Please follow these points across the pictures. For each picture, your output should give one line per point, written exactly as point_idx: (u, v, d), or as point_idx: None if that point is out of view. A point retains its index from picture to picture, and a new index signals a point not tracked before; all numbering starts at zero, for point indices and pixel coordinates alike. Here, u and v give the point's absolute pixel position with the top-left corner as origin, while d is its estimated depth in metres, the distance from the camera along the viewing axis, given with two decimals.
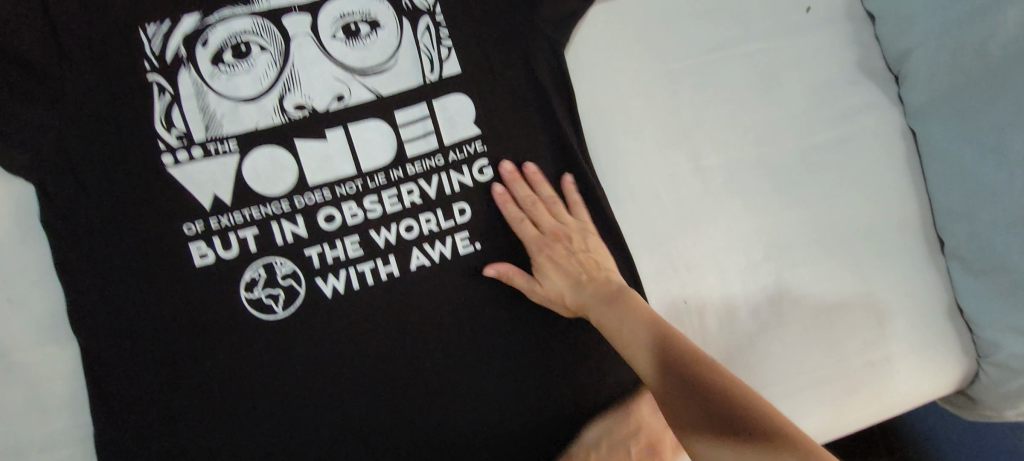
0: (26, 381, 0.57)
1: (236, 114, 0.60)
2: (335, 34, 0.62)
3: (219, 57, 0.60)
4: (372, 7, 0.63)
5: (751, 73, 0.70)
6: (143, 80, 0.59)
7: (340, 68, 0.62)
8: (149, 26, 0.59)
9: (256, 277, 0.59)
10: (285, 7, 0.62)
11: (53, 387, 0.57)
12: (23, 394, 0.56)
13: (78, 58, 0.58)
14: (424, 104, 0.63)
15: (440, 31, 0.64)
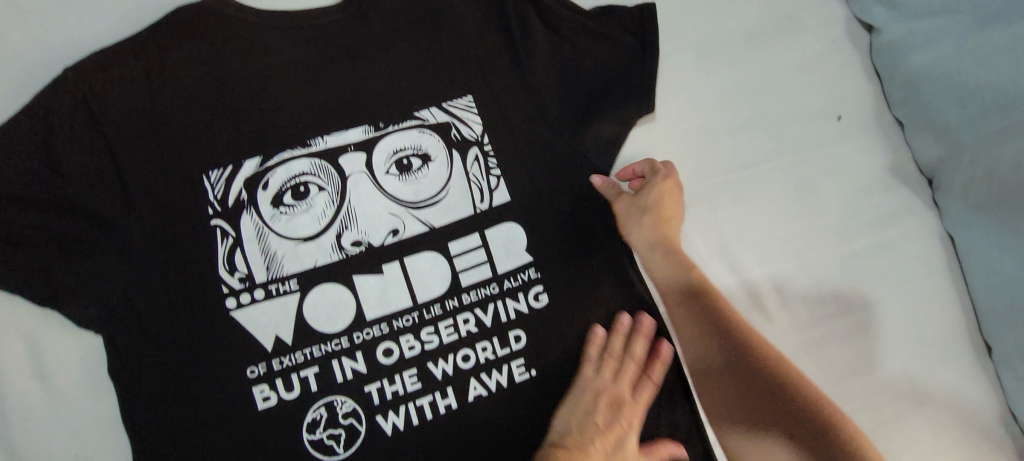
0: None
1: (297, 254, 0.62)
2: (389, 169, 0.65)
3: (279, 198, 0.62)
4: (423, 140, 0.66)
5: (786, 185, 0.73)
6: (206, 226, 0.60)
7: (394, 202, 0.64)
8: (211, 172, 0.61)
9: (317, 417, 0.59)
10: (341, 146, 0.64)
11: None
12: None
13: (142, 208, 0.59)
14: (477, 233, 0.66)
15: (489, 161, 0.67)
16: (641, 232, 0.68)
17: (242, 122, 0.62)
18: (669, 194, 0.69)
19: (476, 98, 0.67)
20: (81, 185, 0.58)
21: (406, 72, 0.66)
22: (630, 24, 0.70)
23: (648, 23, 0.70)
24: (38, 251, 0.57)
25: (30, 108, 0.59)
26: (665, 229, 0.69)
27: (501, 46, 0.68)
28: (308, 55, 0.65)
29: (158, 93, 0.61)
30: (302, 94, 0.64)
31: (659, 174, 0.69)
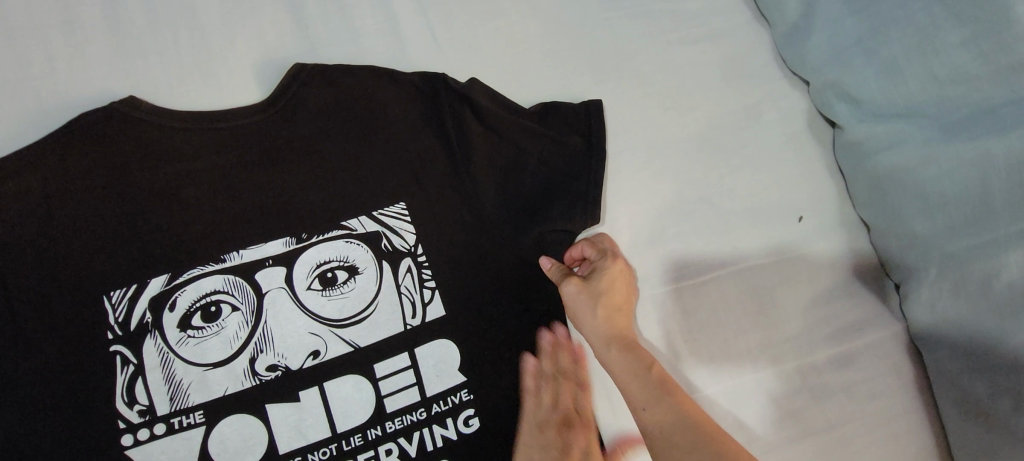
0: None
1: (204, 381, 0.57)
2: (311, 283, 0.60)
3: (188, 319, 0.57)
4: (350, 251, 0.61)
5: (746, 292, 0.67)
6: (104, 353, 0.55)
7: (315, 320, 0.60)
8: (113, 292, 0.56)
9: None
10: (259, 260, 0.59)
11: None
12: None
13: (34, 335, 0.55)
14: (406, 353, 0.60)
15: (422, 272, 0.62)
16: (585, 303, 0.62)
17: (149, 237, 0.58)
18: (620, 279, 0.64)
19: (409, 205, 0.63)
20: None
21: (332, 177, 0.62)
22: (575, 124, 0.66)
23: (592, 124, 0.66)
24: None
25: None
26: (615, 311, 0.63)
27: (435, 147, 0.64)
28: (227, 160, 0.61)
29: (58, 207, 0.57)
30: (219, 203, 0.60)
31: (609, 256, 0.64)
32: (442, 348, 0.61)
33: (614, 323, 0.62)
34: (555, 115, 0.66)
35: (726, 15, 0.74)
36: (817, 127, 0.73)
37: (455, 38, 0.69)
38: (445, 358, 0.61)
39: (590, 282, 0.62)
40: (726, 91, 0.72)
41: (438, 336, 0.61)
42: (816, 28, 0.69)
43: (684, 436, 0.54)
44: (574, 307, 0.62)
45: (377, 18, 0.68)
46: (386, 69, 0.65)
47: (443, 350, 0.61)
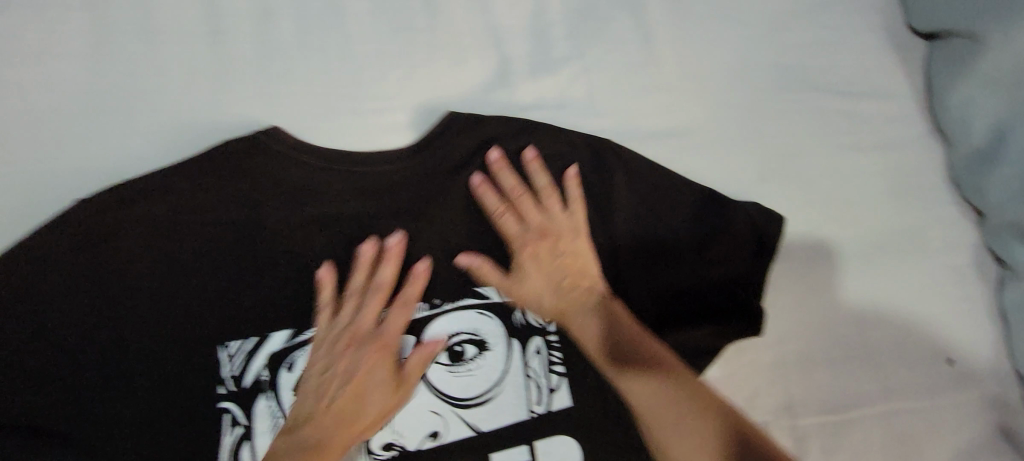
0: None
1: (316, 454, 0.53)
2: (437, 357, 0.56)
3: (307, 383, 0.54)
4: (480, 324, 0.57)
5: (886, 436, 0.61)
6: (212, 408, 0.52)
7: (437, 399, 0.55)
8: (231, 342, 0.53)
9: None
10: (388, 325, 0.56)
11: None
12: None
13: (142, 379, 0.51)
14: (526, 446, 0.56)
15: (551, 356, 0.57)
16: (578, 247, 0.59)
17: (273, 285, 0.54)
18: (557, 220, 0.60)
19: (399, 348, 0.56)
20: (79, 350, 0.51)
21: (472, 244, 0.58)
22: (756, 225, 0.61)
23: (777, 219, 0.61)
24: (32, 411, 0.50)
25: (24, 244, 0.52)
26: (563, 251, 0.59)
27: (581, 225, 0.60)
28: (364, 208, 0.57)
29: (182, 241, 0.54)
30: (351, 255, 0.56)
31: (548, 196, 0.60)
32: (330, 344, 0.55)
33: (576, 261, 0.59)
34: (749, 220, 0.61)
35: (907, 124, 0.67)
36: (982, 261, 0.67)
37: (617, 109, 0.63)
38: (343, 352, 0.55)
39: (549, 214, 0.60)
40: (893, 207, 0.66)
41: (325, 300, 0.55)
42: (1004, 161, 0.63)
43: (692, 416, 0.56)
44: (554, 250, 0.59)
45: (535, 73, 0.63)
46: (529, 139, 0.60)
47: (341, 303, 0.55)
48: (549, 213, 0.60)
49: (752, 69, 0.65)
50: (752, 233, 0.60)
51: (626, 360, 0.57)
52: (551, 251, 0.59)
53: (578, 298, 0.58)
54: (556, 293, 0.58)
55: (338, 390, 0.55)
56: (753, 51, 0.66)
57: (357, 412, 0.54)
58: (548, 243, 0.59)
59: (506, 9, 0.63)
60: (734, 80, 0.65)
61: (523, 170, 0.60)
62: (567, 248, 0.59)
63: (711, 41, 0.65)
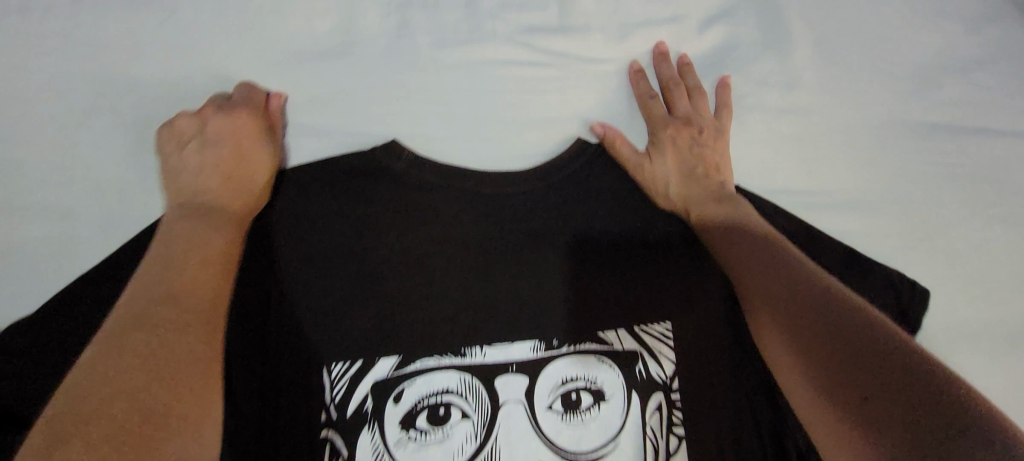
0: None
1: None
2: (551, 403, 0.51)
3: (413, 419, 0.49)
4: (599, 371, 0.53)
5: None
6: (314, 439, 0.48)
7: (550, 450, 0.51)
8: (335, 365, 0.49)
9: None
10: (502, 364, 0.51)
11: None
12: None
13: (245, 401, 0.48)
14: None
15: (673, 414, 0.53)
16: (716, 149, 0.58)
17: (386, 303, 0.51)
18: (705, 127, 0.58)
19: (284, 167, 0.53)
20: None
21: (595, 284, 0.54)
22: (902, 293, 0.56)
23: (922, 288, 0.56)
24: None
25: (137, 247, 0.49)
26: (702, 157, 0.58)
27: (711, 271, 0.55)
28: (486, 234, 0.53)
29: (294, 245, 0.51)
30: (470, 280, 0.52)
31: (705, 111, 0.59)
32: (195, 132, 0.52)
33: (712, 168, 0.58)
34: (894, 288, 0.56)
35: None
36: None
37: (753, 153, 0.59)
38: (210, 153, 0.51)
39: (700, 123, 0.58)
40: None
41: (204, 168, 0.51)
42: None
43: (814, 305, 0.43)
44: (698, 159, 0.58)
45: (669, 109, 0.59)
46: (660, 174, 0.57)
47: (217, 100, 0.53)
48: (698, 110, 0.59)
49: (896, 126, 0.61)
50: (897, 301, 0.56)
51: (767, 272, 0.48)
52: (689, 140, 0.58)
53: (701, 189, 0.57)
54: (683, 181, 0.58)
55: (224, 183, 0.51)
56: (897, 107, 0.62)
57: (243, 190, 0.50)
58: (687, 132, 0.58)
59: (645, 37, 0.60)
60: (877, 135, 0.61)
61: (679, 71, 0.60)
62: (710, 158, 0.58)
63: (854, 92, 0.61)
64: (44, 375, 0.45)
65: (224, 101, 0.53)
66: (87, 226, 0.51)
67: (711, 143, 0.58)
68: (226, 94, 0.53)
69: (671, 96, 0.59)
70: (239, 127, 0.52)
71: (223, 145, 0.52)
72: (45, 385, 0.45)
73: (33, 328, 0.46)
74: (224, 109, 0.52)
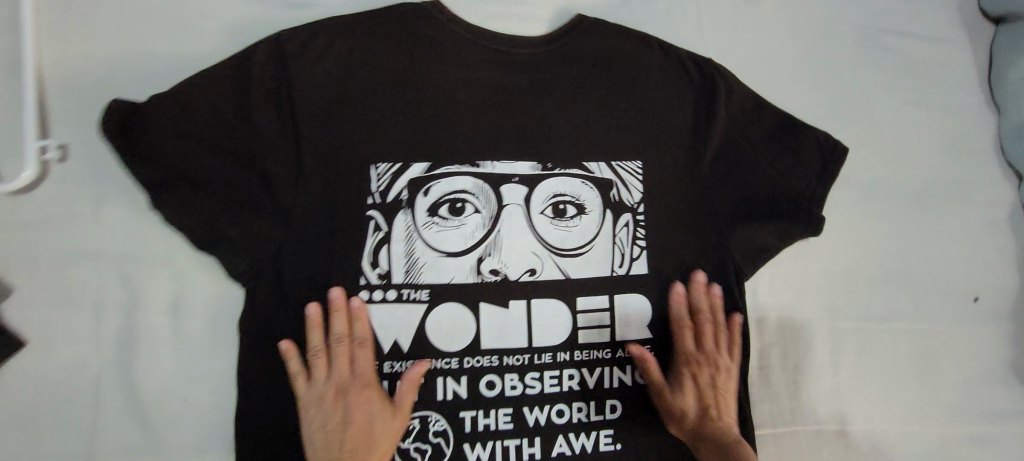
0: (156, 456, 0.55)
1: (437, 268, 0.63)
2: (543, 210, 0.66)
3: (436, 209, 0.64)
4: (581, 191, 0.67)
5: (907, 349, 0.71)
6: (361, 215, 0.62)
7: (539, 243, 0.65)
8: (380, 165, 0.63)
9: (410, 427, 0.60)
10: (507, 176, 0.65)
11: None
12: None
13: (307, 184, 0.61)
14: (607, 296, 0.66)
15: (638, 230, 0.67)
16: (671, 51, 0.70)
17: (419, 124, 0.64)
18: (650, 44, 0.70)
19: (351, 110, 0.63)
20: (259, 147, 0.60)
21: (584, 124, 0.68)
22: (824, 149, 0.70)
23: (842, 148, 0.71)
24: (207, 186, 0.58)
25: (228, 60, 0.62)
26: (637, 69, 0.69)
27: (679, 125, 0.69)
28: (501, 79, 0.67)
29: (348, 72, 0.64)
30: (484, 113, 0.66)
31: (654, 41, 0.70)
32: (267, 65, 0.62)
33: (652, 75, 0.69)
34: (819, 146, 0.70)
35: (965, 92, 0.77)
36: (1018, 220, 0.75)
37: (721, 35, 0.73)
38: (332, 402, 0.58)
39: (644, 42, 0.70)
40: (944, 160, 0.75)
41: (255, 97, 0.61)
42: None
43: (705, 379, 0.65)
44: (635, 66, 0.69)
45: None
46: (644, 46, 0.70)
47: (317, 68, 0.63)
48: (645, 34, 0.71)
49: (837, 26, 0.75)
50: (821, 156, 0.70)
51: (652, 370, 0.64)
52: (630, 51, 0.70)
53: (631, 89, 0.69)
54: (618, 82, 0.69)
55: (285, 111, 0.62)
56: (837, 12, 0.76)
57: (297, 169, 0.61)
58: (546, 145, 0.67)
59: None
60: (819, 32, 0.75)
61: None
62: (649, 68, 0.70)
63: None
64: (148, 142, 0.57)
65: (290, 82, 0.62)
66: (180, 36, 0.62)
67: (651, 57, 0.70)
68: (299, 69, 0.62)
69: (595, 66, 0.69)
70: (412, 90, 0.65)
71: (266, 90, 0.61)
72: (147, 148, 0.57)
73: (138, 109, 0.58)
74: (280, 81, 0.62)
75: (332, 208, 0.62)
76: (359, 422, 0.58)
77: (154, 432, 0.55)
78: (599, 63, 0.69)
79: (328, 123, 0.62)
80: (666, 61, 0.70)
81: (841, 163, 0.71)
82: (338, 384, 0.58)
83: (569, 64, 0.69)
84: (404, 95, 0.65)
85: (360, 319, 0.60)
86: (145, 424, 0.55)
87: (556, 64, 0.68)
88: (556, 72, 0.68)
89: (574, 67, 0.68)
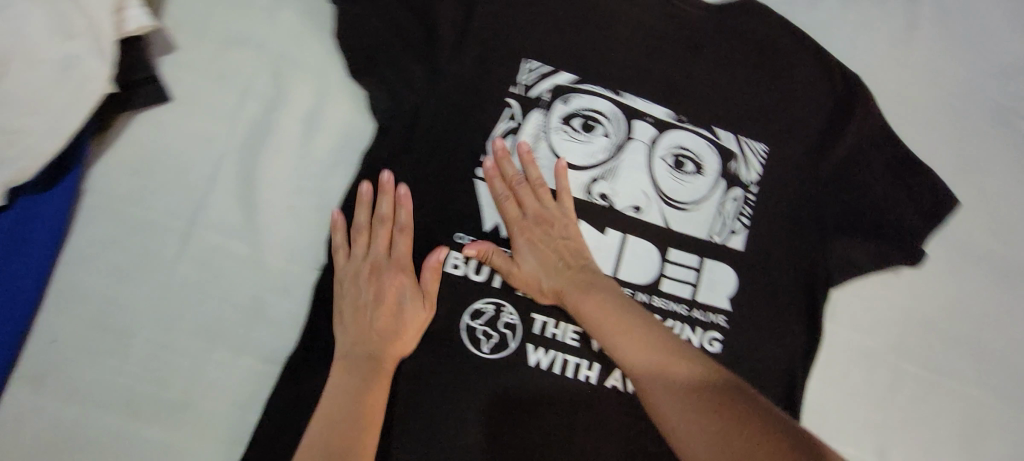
0: (249, 248, 0.56)
1: (553, 173, 0.64)
2: (664, 157, 0.67)
3: (569, 120, 0.65)
4: (704, 153, 0.68)
5: (960, 410, 0.71)
6: (500, 99, 0.63)
7: (652, 185, 0.66)
8: (532, 61, 0.64)
9: (484, 309, 0.60)
10: (642, 114, 0.67)
11: (263, 275, 0.56)
12: (234, 259, 0.55)
13: (464, 54, 0.62)
14: (698, 258, 0.66)
15: (744, 207, 0.68)
16: (824, 56, 0.72)
17: (578, 38, 0.66)
18: (806, 44, 0.72)
19: (523, 3, 0.65)
20: (433, 3, 0.62)
21: (727, 94, 0.69)
22: (942, 194, 0.71)
23: (957, 201, 0.72)
24: (379, 22, 0.60)
25: None
26: (789, 62, 0.71)
27: (811, 127, 0.71)
28: (663, 26, 0.69)
29: None
30: (639, 51, 0.68)
31: (810, 43, 0.72)
32: None
33: (801, 72, 0.71)
34: (936, 190, 0.71)
35: None
36: None
37: (869, 62, 0.75)
38: (366, 278, 0.55)
39: (803, 40, 0.72)
40: None
41: None
42: None
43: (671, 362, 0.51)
44: (788, 58, 0.71)
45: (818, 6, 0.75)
46: (801, 43, 0.72)
47: None
48: (804, 34, 0.72)
49: (975, 92, 0.78)
50: (936, 200, 0.71)
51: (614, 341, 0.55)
52: (788, 44, 0.71)
53: (779, 78, 0.71)
54: (768, 67, 0.71)
55: None
56: (980, 79, 0.78)
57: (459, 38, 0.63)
58: (686, 99, 0.68)
59: None
60: (958, 91, 0.77)
61: None
62: (800, 65, 0.71)
63: (953, 54, 0.78)
64: None
65: None
66: None
67: (804, 56, 0.72)
68: None
69: (751, 45, 0.70)
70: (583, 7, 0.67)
71: None
72: None
73: None
74: None
75: (478, 83, 0.63)
76: (390, 306, 0.55)
77: (256, 226, 0.56)
78: (756, 43, 0.71)
79: (501, 7, 0.64)
80: (816, 63, 0.72)
81: (950, 214, 0.72)
82: (369, 266, 0.56)
83: (729, 36, 0.70)
84: (574, 9, 0.67)
85: (404, 203, 0.56)
86: (250, 216, 0.57)
87: (717, 30, 0.70)
88: (714, 38, 0.70)
89: (733, 40, 0.70)
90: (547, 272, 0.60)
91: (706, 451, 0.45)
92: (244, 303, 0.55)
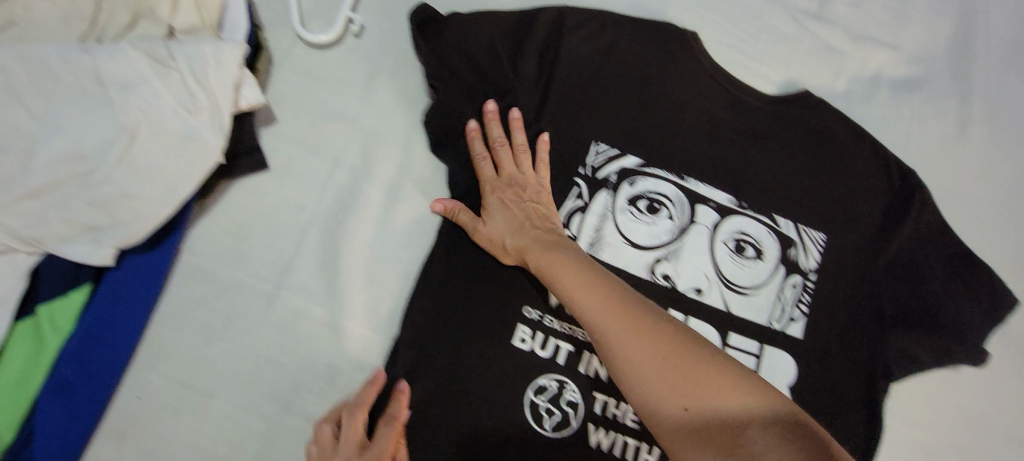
0: (328, 313, 0.58)
1: (618, 252, 0.66)
2: (726, 241, 0.69)
3: (635, 201, 0.67)
4: (764, 239, 0.69)
5: None
6: (570, 180, 0.66)
7: (713, 269, 0.68)
8: (601, 144, 0.67)
9: (548, 386, 0.59)
10: (705, 198, 0.69)
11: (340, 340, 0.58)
12: (313, 323, 0.58)
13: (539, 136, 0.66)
14: (758, 344, 0.67)
15: (803, 295, 0.69)
16: (879, 152, 0.74)
17: (646, 125, 0.69)
18: (862, 139, 0.74)
19: (595, 89, 0.69)
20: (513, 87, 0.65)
21: (786, 183, 0.71)
22: (998, 293, 0.71)
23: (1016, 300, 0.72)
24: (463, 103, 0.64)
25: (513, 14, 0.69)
26: (845, 155, 0.74)
27: (868, 218, 0.72)
28: (726, 116, 0.72)
29: (604, 59, 0.70)
30: (702, 139, 0.71)
31: (866, 138, 0.75)
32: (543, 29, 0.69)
33: (857, 166, 0.73)
34: (994, 288, 0.72)
35: None
36: None
37: (921, 158, 0.77)
38: None
39: (859, 135, 0.74)
40: None
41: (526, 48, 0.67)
42: None
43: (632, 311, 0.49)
44: (844, 152, 0.74)
45: (871, 102, 0.79)
46: (857, 138, 0.74)
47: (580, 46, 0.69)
48: (860, 129, 0.75)
49: None
50: (993, 298, 0.71)
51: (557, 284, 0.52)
52: (844, 138, 0.74)
53: (836, 170, 0.73)
54: (825, 159, 0.73)
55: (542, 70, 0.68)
56: None
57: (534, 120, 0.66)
58: (747, 187, 0.70)
59: (873, 51, 0.80)
60: (1012, 188, 0.78)
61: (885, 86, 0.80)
62: (855, 159, 0.74)
63: (1005, 153, 0.80)
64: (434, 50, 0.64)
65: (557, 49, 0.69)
66: None
67: (859, 150, 0.74)
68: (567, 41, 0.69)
69: (809, 138, 0.73)
70: (651, 95, 0.70)
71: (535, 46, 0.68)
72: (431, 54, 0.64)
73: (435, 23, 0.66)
74: (548, 44, 0.69)
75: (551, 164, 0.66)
76: None
77: (336, 292, 0.59)
78: (814, 137, 0.73)
79: (574, 92, 0.68)
80: (871, 158, 0.74)
81: (1009, 312, 0.72)
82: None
83: (788, 128, 0.73)
84: (642, 96, 0.70)
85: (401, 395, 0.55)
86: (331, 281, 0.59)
87: (776, 122, 0.73)
88: (773, 129, 0.73)
89: (792, 132, 0.73)
90: (512, 230, 0.58)
91: (671, 412, 0.43)
92: (320, 367, 0.57)
